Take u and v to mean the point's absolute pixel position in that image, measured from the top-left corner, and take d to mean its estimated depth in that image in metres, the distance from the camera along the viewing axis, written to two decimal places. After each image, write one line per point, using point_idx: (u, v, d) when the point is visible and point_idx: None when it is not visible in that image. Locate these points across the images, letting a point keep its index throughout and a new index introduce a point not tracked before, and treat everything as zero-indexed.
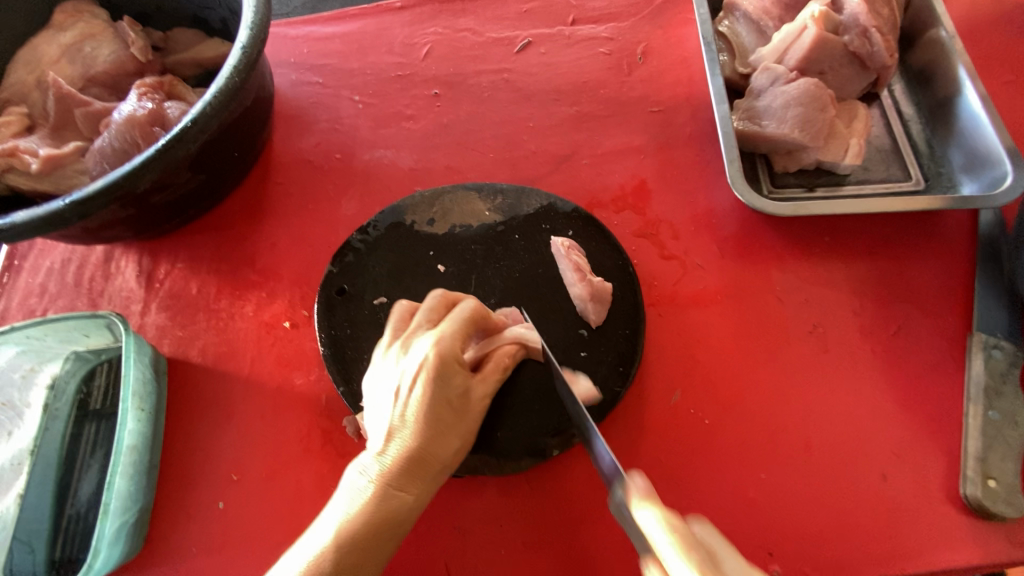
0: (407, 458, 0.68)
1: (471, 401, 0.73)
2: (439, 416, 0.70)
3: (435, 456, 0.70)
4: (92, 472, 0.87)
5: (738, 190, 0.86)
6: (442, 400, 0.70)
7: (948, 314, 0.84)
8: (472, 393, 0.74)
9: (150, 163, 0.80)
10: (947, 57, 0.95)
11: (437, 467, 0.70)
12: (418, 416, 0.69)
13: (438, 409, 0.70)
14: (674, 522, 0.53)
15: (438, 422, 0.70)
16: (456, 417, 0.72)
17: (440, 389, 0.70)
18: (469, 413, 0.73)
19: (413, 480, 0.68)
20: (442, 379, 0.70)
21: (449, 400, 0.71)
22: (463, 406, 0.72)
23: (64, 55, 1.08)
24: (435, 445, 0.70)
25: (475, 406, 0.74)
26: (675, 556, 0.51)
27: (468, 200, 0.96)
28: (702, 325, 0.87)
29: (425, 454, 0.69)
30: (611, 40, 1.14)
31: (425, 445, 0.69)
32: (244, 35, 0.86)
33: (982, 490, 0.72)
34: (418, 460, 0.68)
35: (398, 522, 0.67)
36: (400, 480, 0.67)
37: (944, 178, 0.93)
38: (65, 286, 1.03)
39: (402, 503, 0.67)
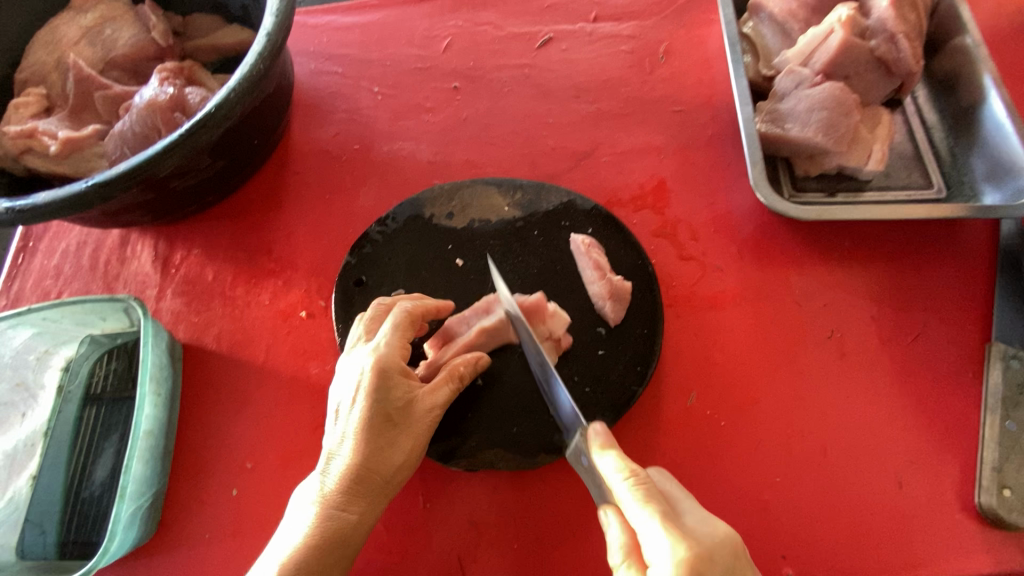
0: (355, 471, 0.68)
1: (415, 412, 0.71)
2: (378, 429, 0.69)
3: (379, 469, 0.69)
4: (107, 456, 0.87)
5: (761, 193, 0.86)
6: (379, 413, 0.69)
7: (967, 323, 0.84)
8: (415, 404, 0.71)
9: (173, 147, 0.80)
10: (972, 65, 0.94)
11: (382, 480, 0.69)
12: (359, 431, 0.69)
13: (378, 422, 0.69)
14: (635, 471, 0.58)
15: (377, 435, 0.69)
16: (400, 430, 0.70)
17: (378, 402, 0.69)
18: (413, 425, 0.71)
19: (359, 495, 0.68)
20: (378, 390, 0.69)
21: (389, 412, 0.70)
22: (405, 419, 0.71)
23: (83, 37, 1.07)
24: (379, 458, 0.69)
25: (418, 418, 0.71)
26: (636, 506, 0.56)
27: (488, 196, 0.96)
28: (719, 327, 0.87)
29: (369, 469, 0.69)
30: (633, 38, 1.14)
31: (367, 458, 0.68)
32: (269, 22, 0.86)
33: (997, 499, 0.72)
34: (361, 476, 0.68)
35: (343, 538, 0.67)
36: (346, 496, 0.68)
37: (966, 187, 0.92)
38: (80, 269, 1.03)
39: (349, 519, 0.67)
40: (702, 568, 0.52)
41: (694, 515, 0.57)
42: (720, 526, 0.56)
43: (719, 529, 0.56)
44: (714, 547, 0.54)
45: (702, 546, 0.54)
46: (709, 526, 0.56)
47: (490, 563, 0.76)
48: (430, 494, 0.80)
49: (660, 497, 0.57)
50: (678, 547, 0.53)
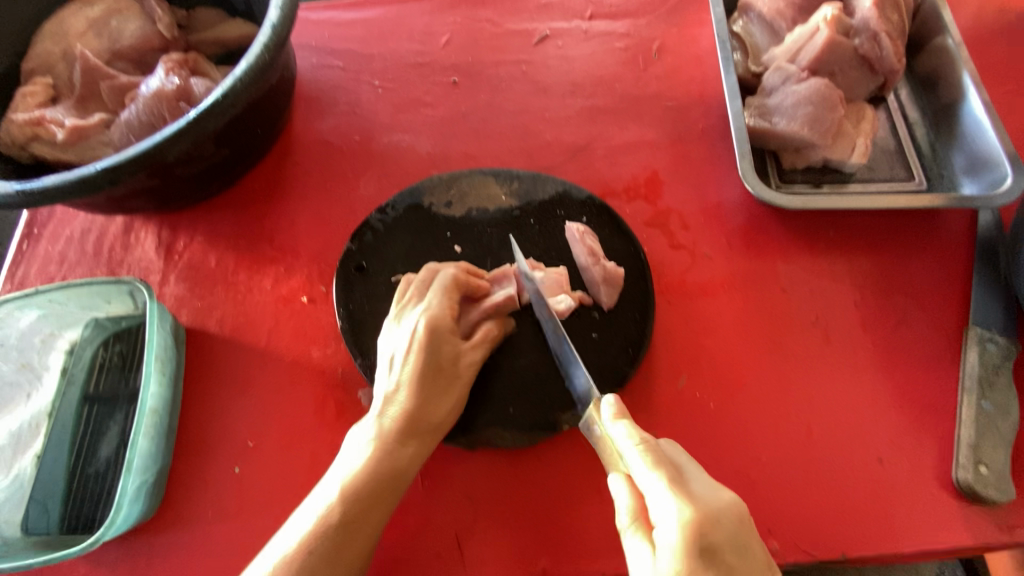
0: (408, 414, 0.74)
1: (461, 366, 0.79)
2: (430, 379, 0.76)
3: (429, 415, 0.75)
4: (111, 435, 0.89)
5: (749, 182, 0.90)
6: (432, 364, 0.77)
7: (945, 308, 0.88)
8: (463, 359, 0.79)
9: (180, 133, 0.82)
10: (953, 64, 0.98)
11: (433, 425, 0.76)
12: (412, 379, 0.76)
13: (430, 370, 0.77)
14: (645, 438, 0.61)
15: (428, 383, 0.76)
16: (448, 380, 0.78)
17: (432, 353, 0.77)
18: (461, 376, 0.78)
19: (410, 436, 0.74)
20: (432, 343, 0.78)
21: (440, 363, 0.78)
22: (454, 371, 0.78)
23: (90, 28, 1.10)
24: (429, 404, 0.76)
25: (466, 370, 0.79)
26: (645, 470, 0.59)
27: (485, 185, 0.98)
28: (709, 313, 0.90)
29: (421, 413, 0.75)
30: (628, 36, 1.17)
31: (419, 404, 0.75)
32: (274, 14, 0.89)
33: (973, 475, 0.75)
34: (413, 418, 0.74)
35: (396, 474, 0.72)
36: (398, 437, 0.74)
37: (946, 180, 0.96)
38: (84, 256, 1.05)
39: (401, 458, 0.73)
40: (706, 530, 0.55)
41: (699, 483, 0.60)
42: (727, 495, 0.59)
43: (723, 496, 0.59)
44: (720, 514, 0.57)
45: (706, 511, 0.56)
46: (714, 494, 0.59)
47: (487, 537, 0.78)
48: (427, 470, 0.82)
49: (668, 465, 0.60)
50: (683, 507, 0.55)
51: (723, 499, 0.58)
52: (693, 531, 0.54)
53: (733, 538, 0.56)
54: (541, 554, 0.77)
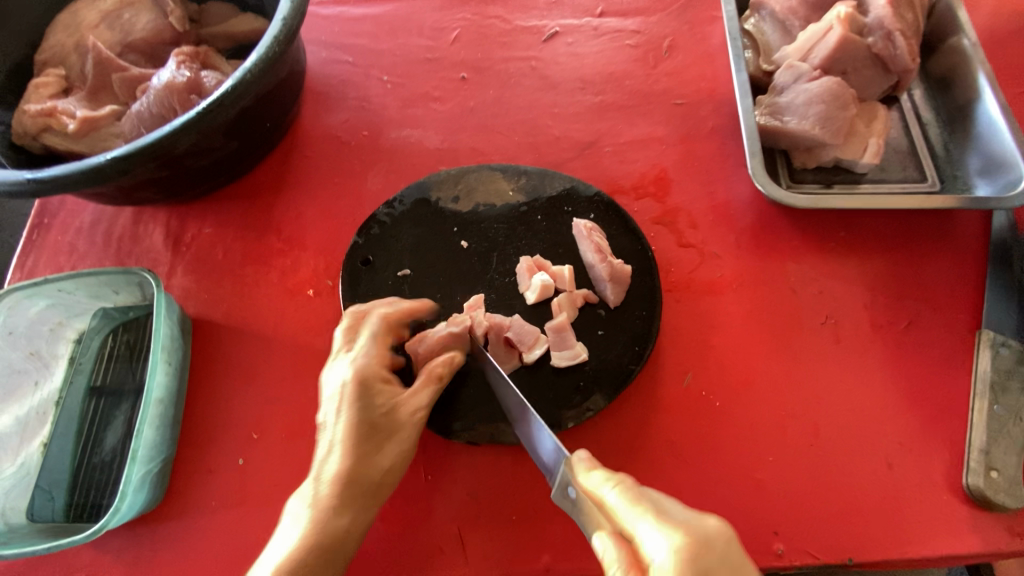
0: (347, 473, 0.71)
1: (400, 416, 0.75)
2: (366, 434, 0.73)
3: (370, 472, 0.72)
4: (118, 423, 0.89)
5: (759, 181, 0.89)
6: (366, 418, 0.73)
7: (958, 311, 0.87)
8: (400, 409, 0.75)
9: (190, 124, 0.82)
10: (968, 64, 0.97)
11: (373, 484, 0.72)
12: (346, 437, 0.72)
13: (365, 425, 0.73)
14: (623, 480, 0.61)
15: (366, 438, 0.73)
16: (385, 432, 0.74)
17: (365, 408, 0.73)
18: (400, 427, 0.75)
19: (351, 499, 0.70)
20: (363, 395, 0.74)
21: (376, 416, 0.74)
22: (392, 423, 0.75)
23: (103, 21, 1.10)
24: (367, 462, 0.72)
25: (405, 419, 0.75)
26: (626, 508, 0.58)
27: (493, 180, 0.98)
28: (717, 311, 0.89)
29: (358, 474, 0.71)
30: (638, 33, 1.17)
31: (358, 461, 0.72)
32: (285, 7, 0.89)
33: (984, 480, 0.74)
34: (353, 478, 0.71)
35: (339, 542, 0.68)
36: (336, 504, 0.69)
37: (959, 181, 0.95)
38: (94, 246, 1.06)
39: (344, 523, 0.69)
40: (698, 555, 0.54)
41: (683, 513, 0.58)
42: (713, 520, 0.57)
43: (708, 521, 0.57)
44: (711, 539, 0.55)
45: (695, 535, 0.55)
46: (702, 521, 0.57)
47: (490, 533, 0.78)
48: (431, 466, 0.82)
49: (650, 500, 0.59)
50: (672, 536, 0.55)
51: (708, 524, 0.57)
52: (684, 553, 0.54)
53: (729, 560, 0.54)
54: (544, 551, 0.76)
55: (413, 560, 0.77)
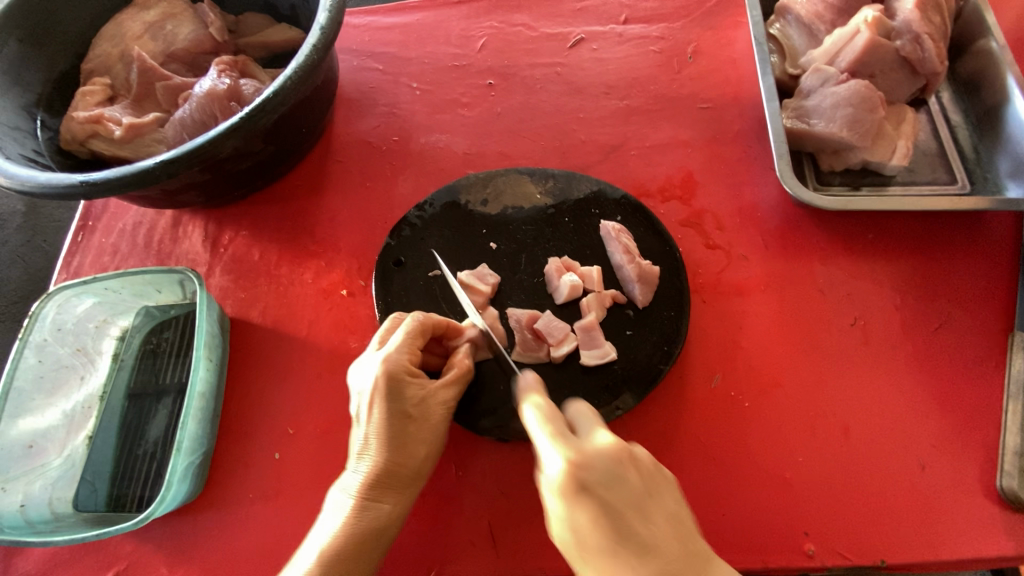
0: (381, 466, 0.71)
1: (430, 410, 0.75)
2: (398, 428, 0.72)
3: (404, 465, 0.73)
4: (160, 416, 0.92)
5: (787, 183, 0.89)
6: (397, 414, 0.72)
7: (990, 313, 0.86)
8: (431, 403, 0.75)
9: (233, 129, 0.86)
10: (997, 66, 0.97)
11: (408, 477, 0.73)
12: (379, 432, 0.72)
13: (397, 420, 0.72)
14: (543, 408, 0.65)
15: (397, 432, 0.72)
16: (417, 426, 0.74)
17: (395, 404, 0.72)
18: (432, 421, 0.75)
19: (387, 492, 0.72)
20: (394, 392, 0.72)
21: (407, 411, 0.73)
22: (423, 417, 0.74)
23: (146, 31, 1.15)
24: (402, 456, 0.72)
25: (437, 413, 0.75)
26: (538, 430, 0.63)
27: (521, 183, 1.00)
28: (745, 313, 0.90)
29: (392, 468, 0.72)
30: (662, 39, 1.18)
31: (392, 456, 0.72)
32: (323, 17, 0.92)
33: (1019, 483, 0.74)
34: (387, 472, 0.71)
35: (378, 531, 0.71)
36: (373, 495, 0.71)
37: (990, 183, 0.94)
38: (136, 247, 1.10)
39: (381, 513, 0.71)
40: (583, 473, 0.58)
41: (592, 434, 0.64)
42: (610, 441, 0.62)
43: (605, 442, 0.61)
44: (601, 458, 0.60)
45: (585, 457, 0.59)
46: (597, 441, 0.62)
47: (522, 528, 0.79)
48: (463, 462, 0.83)
49: (558, 421, 0.64)
50: (563, 456, 0.59)
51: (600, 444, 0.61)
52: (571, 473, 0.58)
53: (612, 476, 0.59)
54: None
55: (445, 554, 0.78)
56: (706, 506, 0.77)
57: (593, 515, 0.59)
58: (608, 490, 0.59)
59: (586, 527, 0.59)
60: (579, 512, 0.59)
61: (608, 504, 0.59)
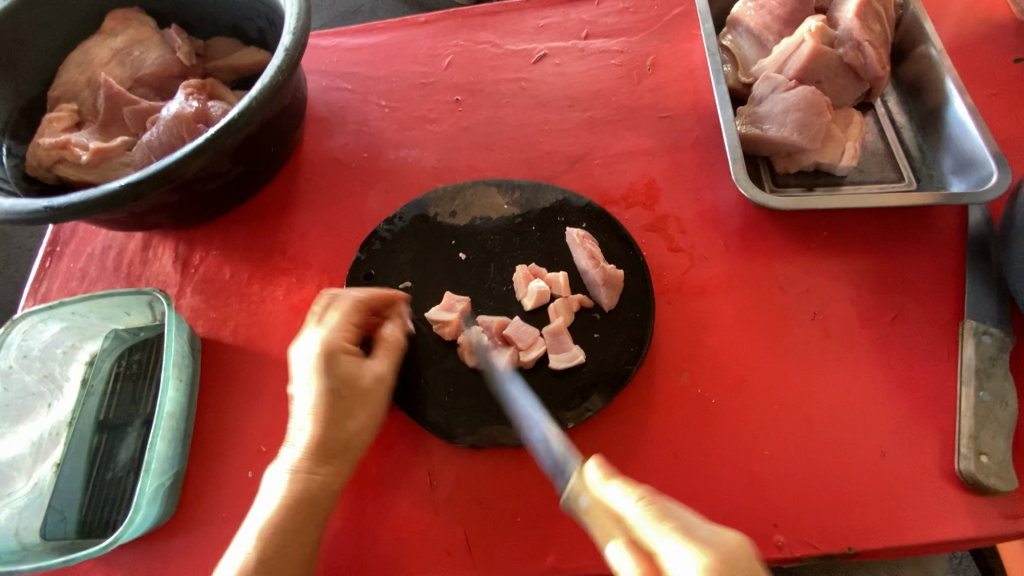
0: (315, 440, 0.74)
1: (365, 386, 0.77)
2: (335, 403, 0.75)
3: (341, 438, 0.75)
4: (129, 441, 0.91)
5: (742, 186, 0.93)
6: (334, 389, 0.75)
7: (941, 302, 0.90)
8: (364, 378, 0.77)
9: (198, 150, 0.87)
10: (936, 71, 1.02)
11: (343, 449, 0.76)
12: (315, 405, 0.75)
13: (334, 395, 0.75)
14: (643, 495, 0.62)
15: (334, 406, 0.75)
16: (353, 401, 0.77)
17: (329, 377, 0.75)
18: (368, 396, 0.77)
19: (324, 463, 0.74)
20: (329, 367, 0.75)
21: (342, 386, 0.76)
22: (358, 391, 0.77)
23: (114, 57, 1.16)
24: (336, 428, 0.75)
25: (372, 388, 0.78)
26: (648, 523, 0.60)
27: (489, 195, 1.02)
28: (709, 312, 0.92)
29: (329, 439, 0.75)
30: (622, 53, 1.23)
31: (329, 429, 0.75)
32: (288, 39, 0.94)
33: (976, 465, 0.76)
34: (323, 444, 0.74)
35: (317, 500, 0.73)
36: (309, 466, 0.74)
37: (936, 180, 0.99)
38: (105, 271, 1.09)
39: (319, 484, 0.74)
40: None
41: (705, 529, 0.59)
42: (732, 535, 0.58)
43: (731, 538, 0.57)
44: (732, 556, 0.56)
45: (720, 553, 0.56)
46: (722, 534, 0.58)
47: (496, 534, 0.79)
48: (437, 472, 0.84)
49: (675, 518, 0.60)
50: (701, 554, 0.55)
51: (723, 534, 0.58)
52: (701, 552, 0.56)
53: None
54: (549, 551, 0.78)
55: (420, 564, 0.78)
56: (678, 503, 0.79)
57: None
58: None
59: None
60: None
61: None
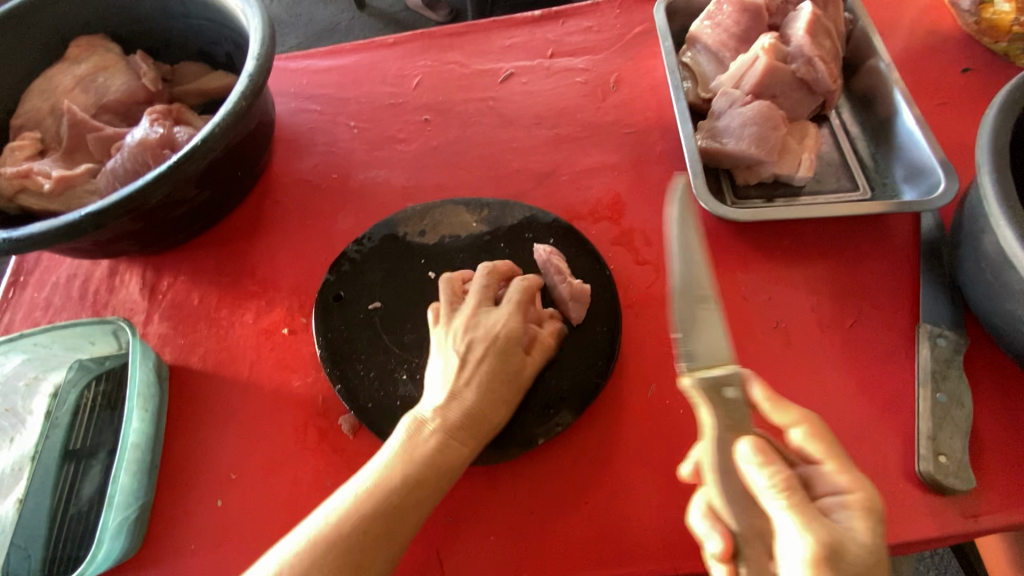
0: (415, 454, 0.73)
1: (523, 376, 0.81)
2: (495, 386, 0.78)
3: (481, 419, 0.77)
4: (94, 473, 0.89)
5: (703, 200, 0.95)
6: (500, 372, 0.79)
7: (898, 306, 0.92)
8: (528, 371, 0.81)
9: (161, 177, 0.86)
10: (885, 83, 1.06)
11: (483, 429, 0.77)
12: (470, 382, 0.78)
13: (496, 377, 0.78)
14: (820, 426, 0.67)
15: (497, 387, 0.78)
16: (508, 387, 0.79)
17: (499, 362, 0.79)
18: (518, 385, 0.80)
19: (464, 439, 0.75)
20: (505, 353, 0.79)
21: (506, 373, 0.79)
22: (517, 381, 0.80)
23: (77, 84, 1.14)
24: (485, 408, 0.77)
25: (525, 380, 0.81)
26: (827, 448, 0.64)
27: (457, 213, 1.03)
28: (675, 323, 0.94)
29: (471, 416, 0.76)
30: (587, 71, 1.25)
31: (477, 408, 0.76)
32: (251, 65, 0.95)
33: (934, 465, 0.78)
34: (468, 421, 0.76)
35: (444, 470, 0.73)
36: (454, 436, 0.75)
37: (889, 188, 1.02)
38: (70, 299, 1.08)
39: (450, 456, 0.74)
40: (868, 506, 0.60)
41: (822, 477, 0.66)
42: None
43: None
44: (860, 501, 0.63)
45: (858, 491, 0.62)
46: None
47: (469, 553, 0.79)
48: None
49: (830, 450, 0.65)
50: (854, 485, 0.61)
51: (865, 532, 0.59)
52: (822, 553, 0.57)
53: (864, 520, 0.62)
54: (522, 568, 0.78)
55: None
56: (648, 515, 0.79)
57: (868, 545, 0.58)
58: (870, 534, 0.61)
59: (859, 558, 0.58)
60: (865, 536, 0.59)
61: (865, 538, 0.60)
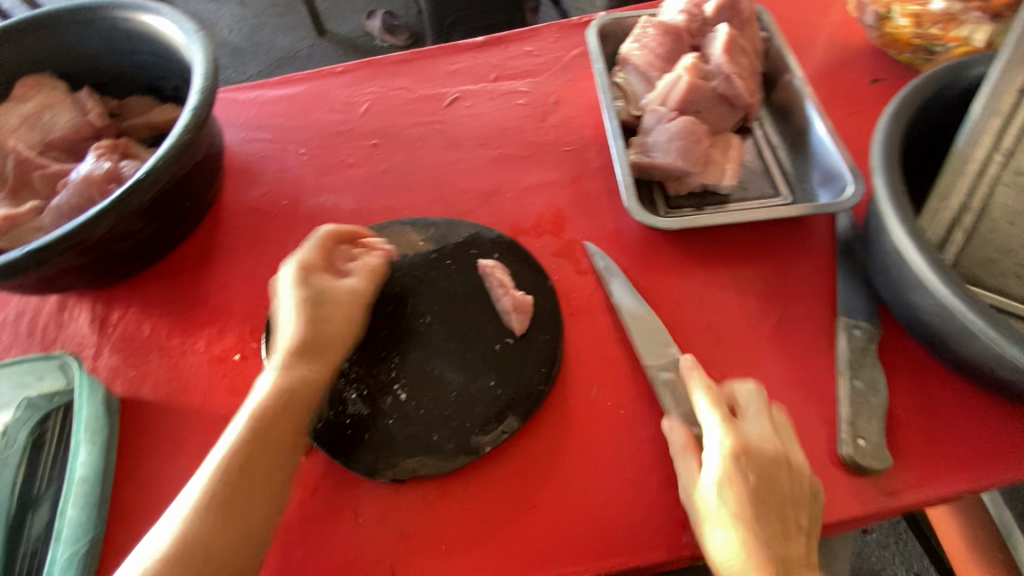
0: (225, 466, 0.77)
1: (341, 293, 0.92)
2: (318, 307, 0.90)
3: (319, 336, 0.89)
4: (44, 510, 0.88)
5: (633, 212, 1.00)
6: (313, 297, 0.91)
7: (819, 302, 0.99)
8: (340, 289, 0.93)
9: (104, 212, 0.88)
10: (798, 97, 1.14)
11: (324, 344, 0.89)
12: (296, 310, 0.89)
13: (314, 300, 0.90)
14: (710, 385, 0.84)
15: (318, 308, 0.90)
16: (331, 305, 0.91)
17: (308, 290, 0.91)
18: (339, 301, 0.92)
19: (307, 359, 0.87)
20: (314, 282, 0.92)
21: (319, 296, 0.91)
22: (336, 300, 0.92)
23: (23, 123, 1.16)
24: (316, 326, 0.89)
25: (347, 296, 0.93)
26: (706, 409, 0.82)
27: (404, 234, 1.07)
28: (614, 328, 0.98)
29: (308, 338, 0.88)
30: (528, 93, 1.31)
31: (308, 328, 0.88)
32: (194, 100, 0.98)
33: (854, 448, 0.84)
34: (304, 341, 0.88)
35: (300, 389, 0.84)
36: (295, 361, 0.86)
37: (808, 193, 1.10)
38: (17, 337, 1.07)
39: (300, 375, 0.85)
40: (743, 456, 0.77)
41: (757, 426, 0.82)
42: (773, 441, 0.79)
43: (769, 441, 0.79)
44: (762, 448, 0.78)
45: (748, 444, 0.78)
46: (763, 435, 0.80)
47: (422, 564, 0.81)
48: (361, 508, 0.85)
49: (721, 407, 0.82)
50: (727, 439, 0.78)
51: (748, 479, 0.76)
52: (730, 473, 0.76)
53: (773, 466, 0.77)
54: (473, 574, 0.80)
55: None
56: (592, 514, 0.83)
57: (752, 492, 0.76)
58: (765, 475, 0.77)
59: (746, 500, 0.75)
60: (736, 486, 0.75)
61: (763, 484, 0.77)
